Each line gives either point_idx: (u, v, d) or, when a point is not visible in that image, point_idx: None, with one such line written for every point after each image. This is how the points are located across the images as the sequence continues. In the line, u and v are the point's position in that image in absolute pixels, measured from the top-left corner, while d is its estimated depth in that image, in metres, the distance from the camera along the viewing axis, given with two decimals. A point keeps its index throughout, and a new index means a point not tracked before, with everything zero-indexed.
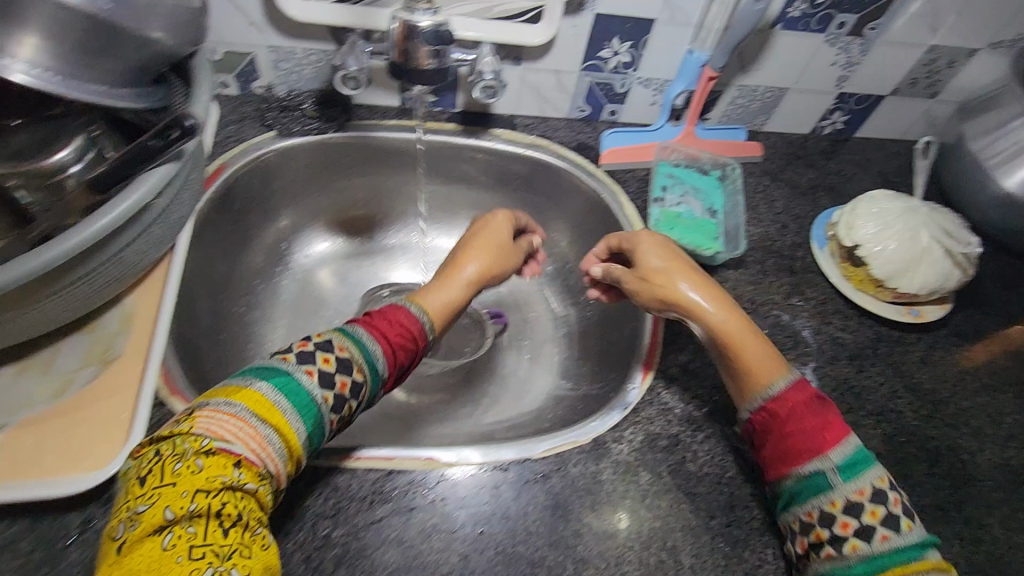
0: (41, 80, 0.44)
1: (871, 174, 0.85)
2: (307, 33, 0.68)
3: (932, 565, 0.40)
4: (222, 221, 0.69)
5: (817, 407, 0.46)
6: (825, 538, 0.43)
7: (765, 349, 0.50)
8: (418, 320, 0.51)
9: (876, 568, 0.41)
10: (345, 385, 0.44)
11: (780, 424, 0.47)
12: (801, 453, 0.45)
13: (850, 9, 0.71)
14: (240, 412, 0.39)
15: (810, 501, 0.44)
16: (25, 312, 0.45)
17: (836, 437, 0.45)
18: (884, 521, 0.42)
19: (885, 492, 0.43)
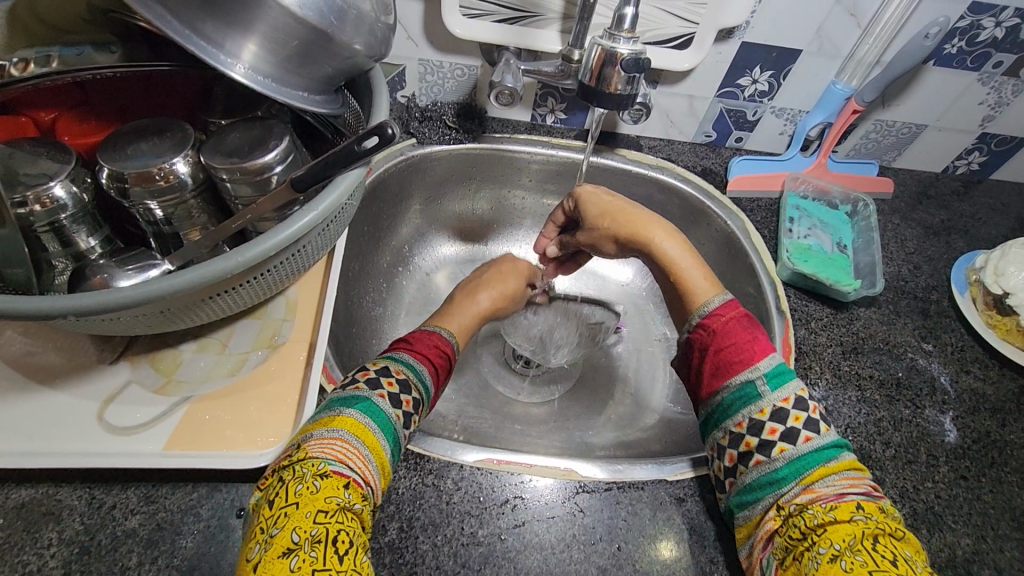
0: (259, 84, 0.47)
1: (1009, 219, 0.81)
2: (458, 48, 0.71)
3: (848, 463, 0.43)
4: (361, 221, 0.73)
5: (746, 323, 0.50)
6: (755, 446, 0.45)
7: (707, 278, 0.54)
8: (448, 341, 0.56)
9: (801, 467, 0.43)
10: (409, 402, 0.47)
11: (717, 339, 0.49)
12: (734, 366, 0.48)
13: (1011, 48, 0.68)
14: (342, 435, 0.42)
15: (743, 411, 0.46)
16: (223, 294, 0.50)
17: (762, 351, 0.48)
18: (808, 424, 0.44)
19: (805, 400, 0.46)
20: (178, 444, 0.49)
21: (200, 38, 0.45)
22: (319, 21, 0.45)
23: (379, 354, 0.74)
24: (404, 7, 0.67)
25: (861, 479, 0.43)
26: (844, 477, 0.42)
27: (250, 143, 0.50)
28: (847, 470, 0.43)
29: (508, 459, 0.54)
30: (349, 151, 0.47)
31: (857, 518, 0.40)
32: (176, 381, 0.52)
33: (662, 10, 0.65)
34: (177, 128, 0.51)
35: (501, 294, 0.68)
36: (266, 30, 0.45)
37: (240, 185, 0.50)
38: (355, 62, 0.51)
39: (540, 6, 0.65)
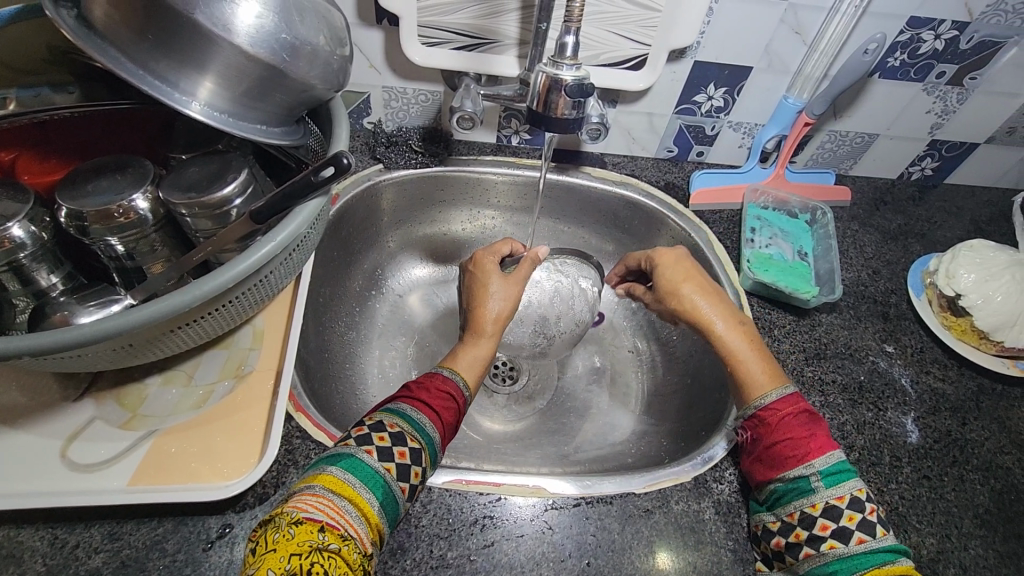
0: (216, 120, 0.48)
1: (963, 221, 0.84)
2: (420, 75, 0.73)
3: (904, 569, 0.42)
4: (331, 247, 0.74)
5: (803, 418, 0.51)
6: (804, 538, 0.47)
7: (766, 369, 0.55)
8: (451, 385, 0.56)
9: (853, 566, 0.44)
10: (405, 453, 0.47)
11: (771, 433, 0.51)
12: (789, 460, 0.49)
13: (951, 59, 0.71)
14: (320, 488, 0.42)
15: (794, 502, 0.47)
16: (185, 328, 0.50)
17: (819, 448, 0.49)
18: (863, 525, 0.45)
19: (861, 501, 0.46)
20: (142, 480, 0.48)
21: (156, 77, 0.46)
22: (272, 58, 0.46)
23: (353, 378, 0.74)
24: (365, 37, 0.69)
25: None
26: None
27: (209, 176, 0.51)
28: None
29: (478, 479, 0.54)
30: (307, 182, 0.48)
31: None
32: (141, 416, 0.52)
33: (614, 33, 0.67)
34: (137, 164, 0.52)
35: (495, 304, 0.64)
36: (221, 68, 0.46)
37: (201, 218, 0.50)
38: (312, 95, 0.52)
39: (496, 32, 0.67)
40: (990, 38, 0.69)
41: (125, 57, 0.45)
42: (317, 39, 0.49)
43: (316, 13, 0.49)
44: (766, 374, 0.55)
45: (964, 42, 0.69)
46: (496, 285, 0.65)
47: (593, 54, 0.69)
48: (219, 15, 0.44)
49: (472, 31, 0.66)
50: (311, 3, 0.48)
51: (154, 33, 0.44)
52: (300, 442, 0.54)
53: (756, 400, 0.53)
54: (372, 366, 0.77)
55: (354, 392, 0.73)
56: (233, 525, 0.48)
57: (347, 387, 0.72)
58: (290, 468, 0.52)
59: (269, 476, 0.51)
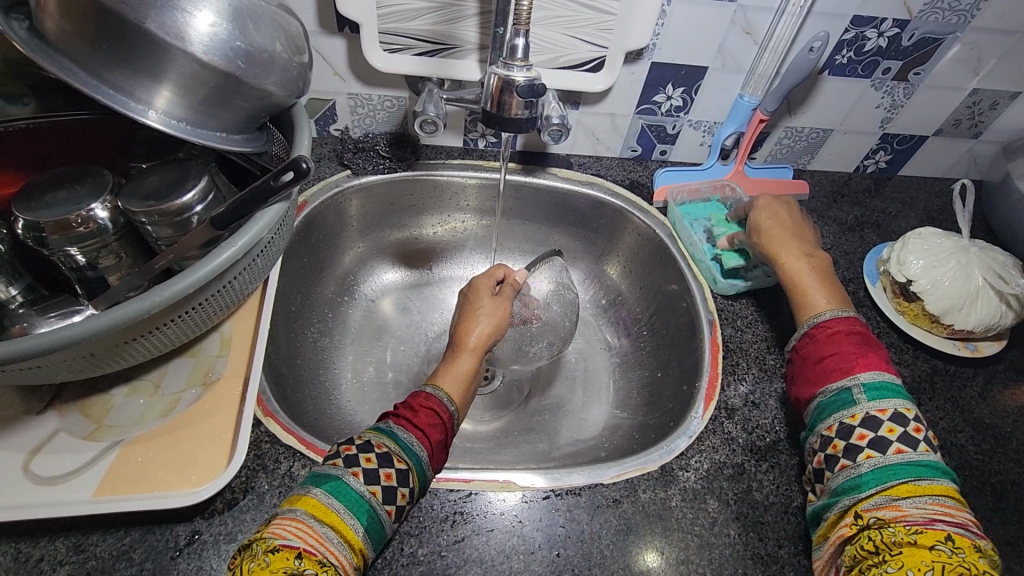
0: (173, 128, 0.48)
1: (917, 211, 0.87)
2: (384, 81, 0.74)
3: (941, 489, 0.45)
4: (300, 253, 0.74)
5: (853, 337, 0.55)
6: (841, 450, 0.50)
7: (825, 295, 0.61)
8: (436, 401, 0.56)
9: (885, 478, 0.47)
10: (390, 476, 0.48)
11: (822, 349, 0.56)
12: (837, 372, 0.54)
13: (895, 55, 0.74)
14: (300, 515, 0.43)
15: (834, 414, 0.52)
16: (149, 336, 0.50)
17: (867, 365, 0.53)
18: (902, 438, 0.48)
19: (906, 418, 0.49)
20: (107, 490, 0.48)
21: (110, 87, 0.46)
22: (228, 66, 0.47)
23: (325, 383, 0.74)
24: (328, 45, 0.69)
25: (959, 511, 0.44)
26: (936, 502, 0.45)
27: (169, 184, 0.51)
28: (940, 494, 0.45)
29: (448, 477, 0.55)
30: (266, 186, 0.49)
31: (936, 544, 0.42)
32: (106, 427, 0.52)
33: (572, 36, 0.68)
34: (96, 175, 0.52)
35: (478, 323, 0.65)
36: (176, 78, 0.46)
37: (161, 226, 0.50)
38: (272, 101, 0.53)
39: (456, 38, 0.68)
40: (930, 35, 0.72)
41: (79, 67, 0.45)
42: (274, 47, 0.49)
43: (272, 22, 0.49)
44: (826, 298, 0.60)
45: (906, 39, 0.72)
46: (488, 307, 0.67)
47: (553, 57, 0.70)
48: (172, 24, 0.44)
49: (433, 37, 0.68)
50: (266, 12, 0.49)
51: (107, 43, 0.44)
52: (270, 446, 0.54)
53: (811, 319, 0.59)
54: (346, 371, 0.77)
55: (327, 398, 0.73)
56: (201, 531, 0.48)
57: (320, 393, 0.72)
58: (259, 473, 0.52)
59: (238, 482, 0.51)
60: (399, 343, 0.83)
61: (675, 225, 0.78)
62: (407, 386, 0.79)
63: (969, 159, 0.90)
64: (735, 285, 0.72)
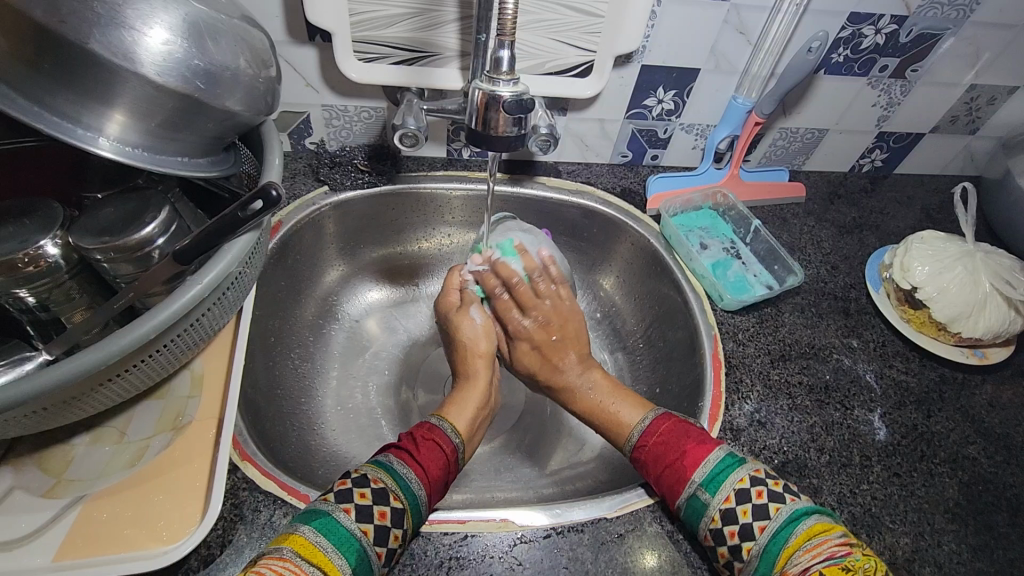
0: (130, 157, 0.44)
1: (915, 210, 0.85)
2: (361, 91, 0.70)
3: (804, 536, 0.44)
4: (277, 277, 0.70)
5: (677, 433, 0.53)
6: (727, 554, 0.47)
7: (631, 404, 0.59)
8: (441, 434, 0.54)
9: (771, 558, 0.45)
10: (383, 513, 0.45)
11: (658, 461, 0.52)
12: (677, 482, 0.50)
13: (893, 52, 0.72)
14: (287, 554, 0.40)
15: (700, 526, 0.48)
16: (111, 384, 0.46)
17: (695, 460, 0.50)
18: (758, 513, 0.46)
19: (746, 492, 0.47)
20: (70, 553, 0.44)
21: (54, 113, 0.41)
22: (186, 86, 0.43)
23: (309, 413, 0.70)
24: (298, 55, 0.65)
25: (826, 542, 0.43)
26: (807, 549, 0.43)
27: (126, 217, 0.47)
28: (808, 538, 0.44)
29: (442, 517, 0.51)
30: (233, 217, 0.45)
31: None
32: (66, 481, 0.48)
33: (559, 41, 0.65)
34: (46, 207, 0.48)
35: (472, 346, 0.65)
36: (128, 101, 0.42)
37: (119, 263, 0.46)
38: (238, 121, 0.49)
39: (435, 45, 0.64)
40: (928, 30, 0.70)
41: (17, 92, 0.41)
42: (237, 63, 0.45)
43: (234, 35, 0.45)
44: (632, 410, 0.58)
45: (904, 35, 0.70)
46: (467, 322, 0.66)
47: (539, 63, 0.67)
48: (120, 44, 0.40)
49: (411, 45, 0.64)
50: (227, 24, 0.45)
51: (47, 63, 0.40)
52: (248, 494, 0.50)
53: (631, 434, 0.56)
54: (330, 399, 0.73)
55: (310, 429, 0.69)
56: None
57: (302, 425, 0.68)
58: (237, 525, 0.48)
59: (215, 536, 0.47)
60: (385, 366, 0.79)
61: (672, 239, 0.75)
62: (396, 413, 0.75)
63: (966, 156, 0.89)
64: (742, 301, 0.68)
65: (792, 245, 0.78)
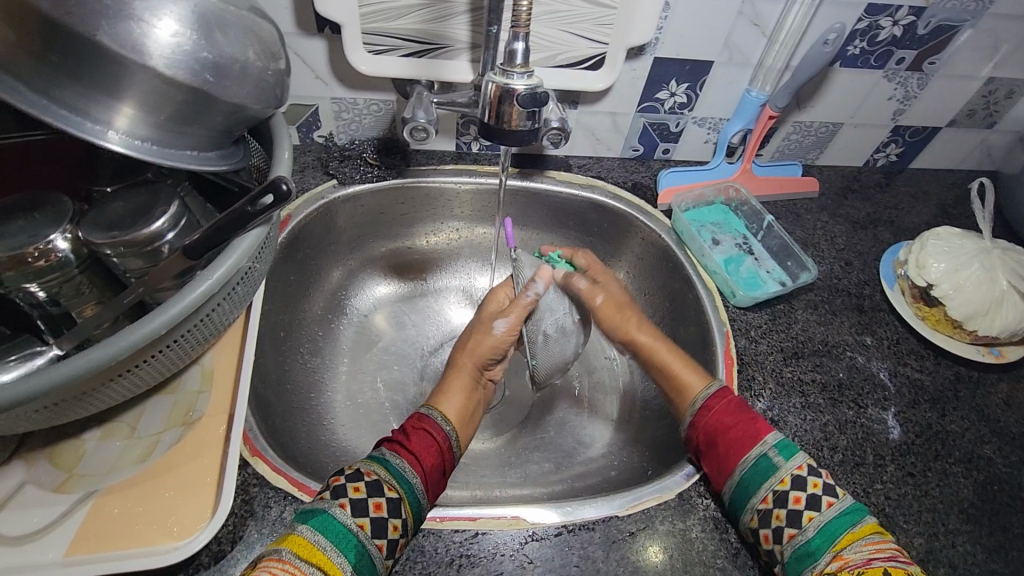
0: (138, 150, 0.43)
1: (930, 205, 0.84)
2: (370, 84, 0.69)
3: (871, 527, 0.44)
4: (286, 271, 0.70)
5: (742, 403, 0.55)
6: (783, 518, 0.47)
7: (696, 372, 0.60)
8: (433, 425, 0.54)
9: (830, 536, 0.45)
10: (381, 505, 0.45)
11: (721, 424, 0.53)
12: (744, 443, 0.51)
13: (910, 45, 0.70)
14: (286, 555, 0.40)
15: (764, 485, 0.48)
16: (121, 379, 0.46)
17: (765, 427, 0.52)
18: (827, 490, 0.47)
19: (817, 469, 0.49)
20: (81, 548, 0.44)
21: (62, 106, 0.41)
22: (194, 79, 0.42)
23: (318, 407, 0.70)
24: (307, 47, 0.64)
25: (886, 542, 0.44)
26: (870, 542, 0.43)
27: (135, 212, 0.46)
28: (873, 531, 0.44)
29: (452, 515, 0.51)
30: (242, 212, 0.44)
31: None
32: (77, 476, 0.48)
33: (571, 32, 0.64)
34: (56, 202, 0.47)
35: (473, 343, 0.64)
36: (137, 94, 0.42)
37: (129, 258, 0.46)
38: (247, 115, 0.48)
39: (445, 36, 0.63)
40: (947, 22, 0.68)
41: (25, 85, 0.40)
42: (245, 55, 0.45)
43: (242, 27, 0.44)
44: (698, 375, 0.59)
45: (922, 27, 0.68)
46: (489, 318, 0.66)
47: (550, 55, 0.66)
48: (127, 36, 0.39)
49: (421, 36, 0.63)
50: (235, 16, 0.44)
51: (55, 55, 0.39)
52: (258, 490, 0.49)
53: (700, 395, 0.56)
54: (339, 394, 0.73)
55: (319, 424, 0.69)
56: None
57: (311, 420, 0.68)
58: (248, 521, 0.47)
59: (225, 532, 0.47)
60: (394, 361, 0.78)
61: (684, 235, 0.74)
62: (404, 408, 0.74)
63: (982, 150, 0.87)
64: (755, 297, 0.67)
65: (805, 241, 0.77)
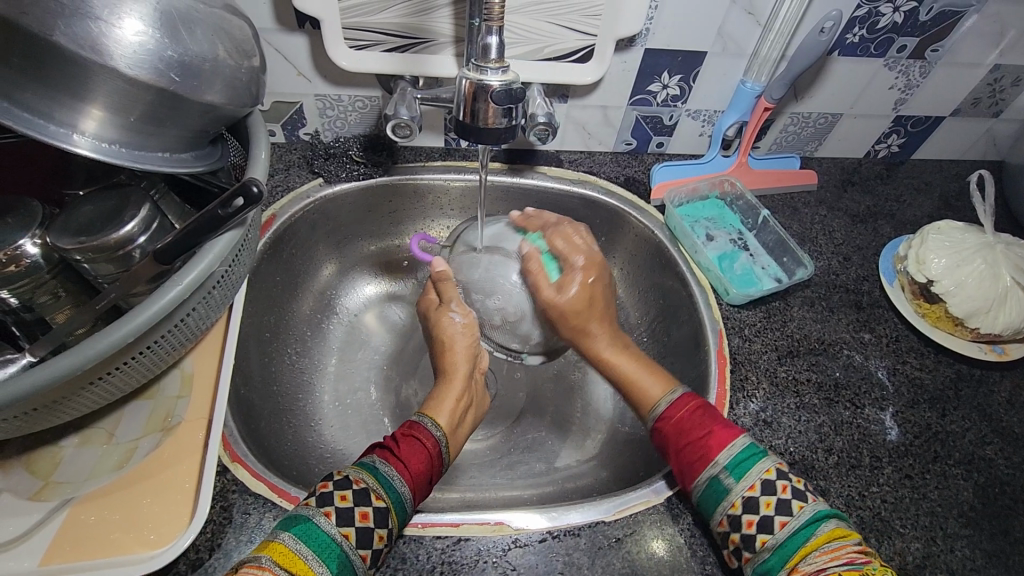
0: (106, 153, 0.42)
1: (932, 198, 0.81)
2: (353, 80, 0.67)
3: (825, 537, 0.42)
4: (272, 271, 0.69)
5: (704, 412, 0.51)
6: (739, 542, 0.45)
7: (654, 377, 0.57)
8: (421, 429, 0.53)
9: (786, 553, 0.42)
10: (366, 516, 0.43)
11: (676, 440, 0.51)
12: (696, 465, 0.48)
13: (911, 32, 0.68)
14: (266, 565, 0.38)
15: (716, 510, 0.46)
16: (94, 386, 0.45)
17: (720, 444, 0.48)
18: (797, 493, 0.45)
19: (771, 484, 0.45)
20: (56, 557, 0.44)
21: (25, 109, 0.40)
22: (161, 79, 0.41)
23: (305, 409, 0.69)
24: (288, 43, 0.63)
25: (845, 547, 0.41)
26: (826, 551, 0.41)
27: (106, 216, 0.46)
28: (827, 542, 0.41)
29: (435, 520, 0.50)
30: (213, 215, 0.43)
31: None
32: (54, 484, 0.48)
33: (558, 24, 0.62)
34: (27, 206, 0.46)
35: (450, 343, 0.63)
36: (102, 95, 0.41)
37: (100, 263, 0.45)
38: (220, 114, 0.47)
39: (428, 30, 0.62)
40: (949, 8, 0.66)
41: None
42: (214, 53, 0.43)
43: (210, 24, 0.43)
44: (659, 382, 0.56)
45: (924, 13, 0.66)
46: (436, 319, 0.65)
47: (537, 48, 0.64)
48: (87, 36, 0.38)
49: (403, 30, 0.61)
50: (203, 13, 0.43)
51: (15, 58, 0.38)
52: (238, 496, 0.49)
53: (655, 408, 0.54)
54: (327, 395, 0.72)
55: (306, 426, 0.68)
56: None
57: (298, 422, 0.67)
58: (226, 528, 0.47)
59: (203, 540, 0.46)
60: (383, 361, 0.77)
61: (677, 231, 0.72)
62: (394, 409, 0.73)
63: (988, 139, 0.85)
64: (749, 295, 0.65)
65: (802, 236, 0.75)
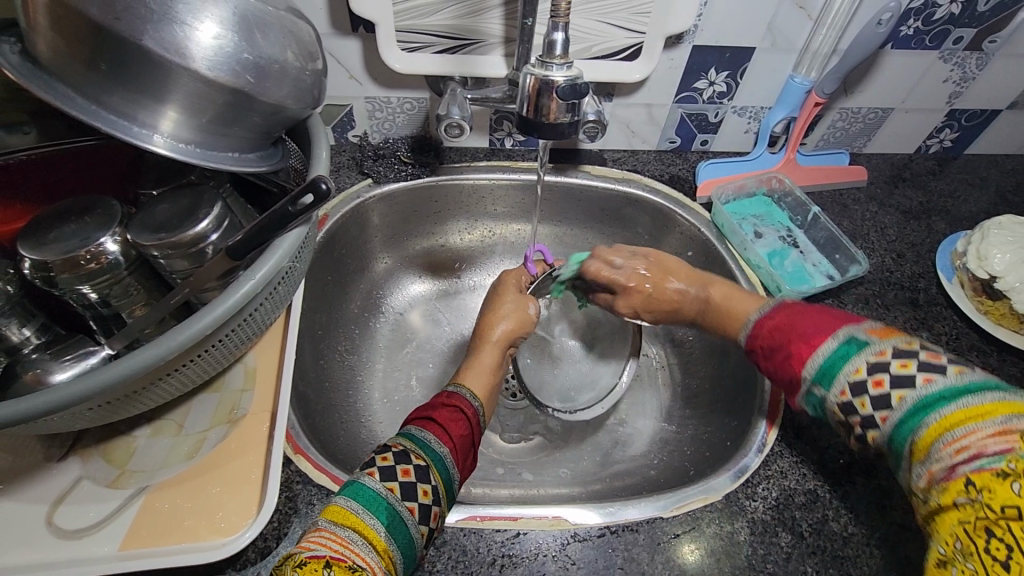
0: (182, 153, 0.44)
1: (988, 193, 0.79)
2: (404, 82, 0.69)
3: (965, 413, 0.33)
4: (324, 270, 0.70)
5: (799, 311, 0.45)
6: (866, 415, 0.39)
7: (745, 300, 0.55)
8: (459, 398, 0.53)
9: (918, 414, 0.36)
10: (407, 471, 0.43)
11: (773, 342, 0.46)
12: (794, 358, 0.43)
13: (969, 23, 0.66)
14: (322, 524, 0.39)
15: (833, 387, 0.40)
16: (169, 378, 0.47)
17: (811, 346, 0.42)
18: (897, 380, 0.37)
19: (885, 363, 0.38)
20: (134, 542, 0.45)
21: (110, 111, 0.42)
22: (236, 81, 0.43)
23: (356, 405, 0.70)
24: (342, 47, 0.65)
25: (975, 432, 0.32)
26: (951, 441, 0.33)
27: (181, 214, 0.47)
28: (951, 428, 0.34)
29: (493, 514, 0.50)
30: (283, 212, 0.45)
31: (961, 501, 0.32)
32: (129, 472, 0.49)
33: (607, 23, 0.62)
34: (106, 205, 0.49)
35: (497, 318, 0.62)
36: (180, 97, 0.42)
37: (175, 259, 0.47)
38: (286, 115, 0.49)
39: (479, 31, 0.63)
40: None
41: (76, 93, 0.41)
42: (284, 55, 0.45)
43: (281, 28, 0.45)
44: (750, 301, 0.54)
45: (982, 3, 0.64)
46: (503, 299, 0.64)
47: (585, 47, 0.65)
48: (172, 41, 0.40)
49: (454, 33, 0.62)
50: (274, 17, 0.44)
51: (104, 63, 0.40)
52: (302, 487, 0.50)
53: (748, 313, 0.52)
54: (376, 392, 0.74)
55: (358, 422, 0.69)
56: None
57: (351, 417, 0.69)
58: (291, 518, 0.48)
59: (270, 528, 0.47)
60: (429, 358, 0.78)
61: (724, 228, 0.71)
62: None
63: None
64: (802, 291, 0.64)
65: (853, 233, 0.74)
